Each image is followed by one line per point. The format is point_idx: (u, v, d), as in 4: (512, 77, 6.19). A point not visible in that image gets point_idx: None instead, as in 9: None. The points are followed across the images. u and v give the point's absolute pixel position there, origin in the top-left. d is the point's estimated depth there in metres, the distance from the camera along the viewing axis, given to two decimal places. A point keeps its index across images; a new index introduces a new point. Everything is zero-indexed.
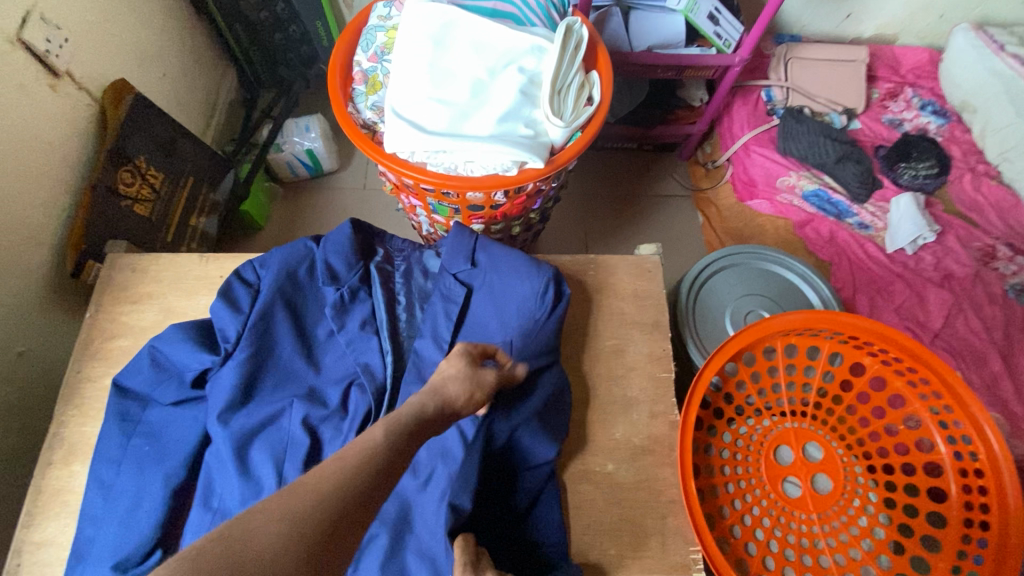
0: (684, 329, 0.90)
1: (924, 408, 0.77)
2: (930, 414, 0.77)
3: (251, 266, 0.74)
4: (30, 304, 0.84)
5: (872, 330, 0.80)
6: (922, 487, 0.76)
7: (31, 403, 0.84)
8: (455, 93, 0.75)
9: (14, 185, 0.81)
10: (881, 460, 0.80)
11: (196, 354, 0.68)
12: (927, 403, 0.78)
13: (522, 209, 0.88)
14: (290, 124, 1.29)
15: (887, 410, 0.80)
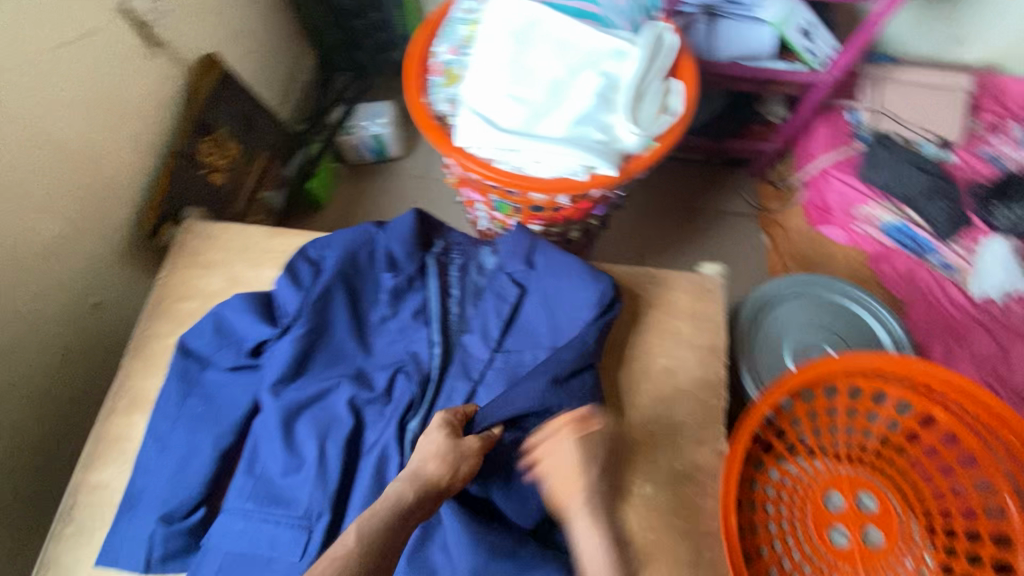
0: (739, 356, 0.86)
1: (1000, 473, 0.71)
2: (1006, 481, 0.71)
3: (316, 245, 0.76)
4: (109, 258, 0.89)
5: (950, 382, 0.74)
6: (987, 559, 0.70)
7: (102, 350, 0.90)
8: (532, 92, 0.74)
9: (107, 145, 0.86)
10: (942, 522, 0.74)
11: (257, 325, 0.70)
12: (1004, 468, 0.71)
13: (584, 215, 0.87)
14: (363, 108, 1.34)
15: (956, 470, 0.74)
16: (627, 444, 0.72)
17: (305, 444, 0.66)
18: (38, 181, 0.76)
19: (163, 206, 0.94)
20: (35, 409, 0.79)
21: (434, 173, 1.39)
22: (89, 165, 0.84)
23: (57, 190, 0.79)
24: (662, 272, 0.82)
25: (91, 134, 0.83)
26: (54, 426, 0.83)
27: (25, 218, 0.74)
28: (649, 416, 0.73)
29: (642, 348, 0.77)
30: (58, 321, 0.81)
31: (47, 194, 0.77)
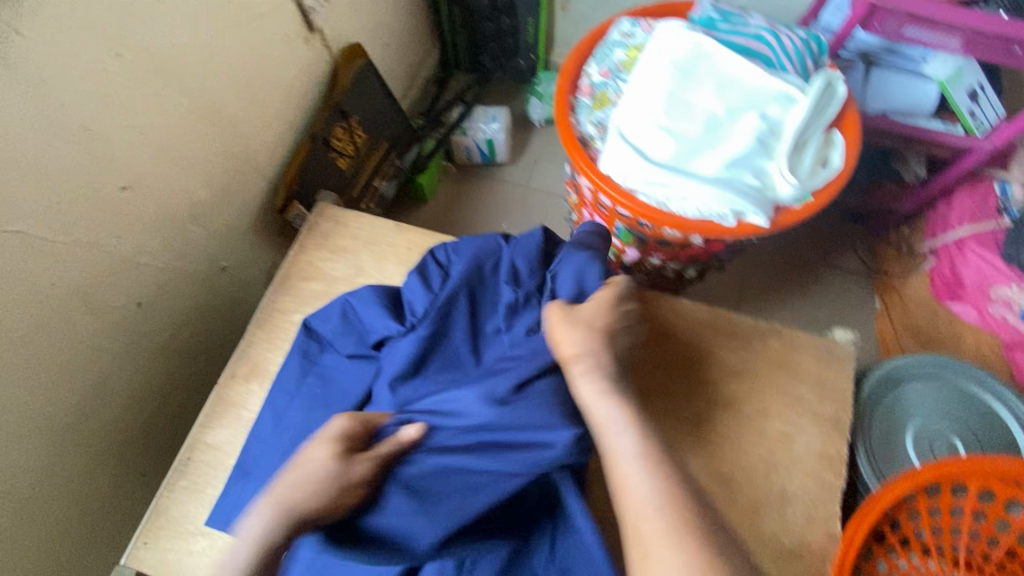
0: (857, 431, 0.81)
1: None
2: None
3: (445, 249, 0.77)
4: (242, 227, 0.93)
5: None
6: None
7: (222, 313, 0.94)
8: (688, 127, 0.71)
9: (260, 121, 0.90)
10: None
11: (383, 319, 0.71)
12: None
13: (709, 256, 0.83)
14: (480, 111, 1.34)
15: None
16: (733, 508, 0.67)
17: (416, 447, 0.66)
18: (201, 149, 0.80)
19: (295, 185, 0.99)
20: (160, 360, 0.84)
21: (537, 184, 1.38)
22: (243, 138, 0.88)
23: (214, 158, 0.83)
24: (789, 330, 0.77)
25: (249, 110, 0.87)
26: (172, 378, 0.87)
27: (185, 181, 0.79)
28: (761, 482, 0.69)
29: (758, 407, 0.72)
30: (192, 281, 0.86)
31: (205, 161, 0.82)
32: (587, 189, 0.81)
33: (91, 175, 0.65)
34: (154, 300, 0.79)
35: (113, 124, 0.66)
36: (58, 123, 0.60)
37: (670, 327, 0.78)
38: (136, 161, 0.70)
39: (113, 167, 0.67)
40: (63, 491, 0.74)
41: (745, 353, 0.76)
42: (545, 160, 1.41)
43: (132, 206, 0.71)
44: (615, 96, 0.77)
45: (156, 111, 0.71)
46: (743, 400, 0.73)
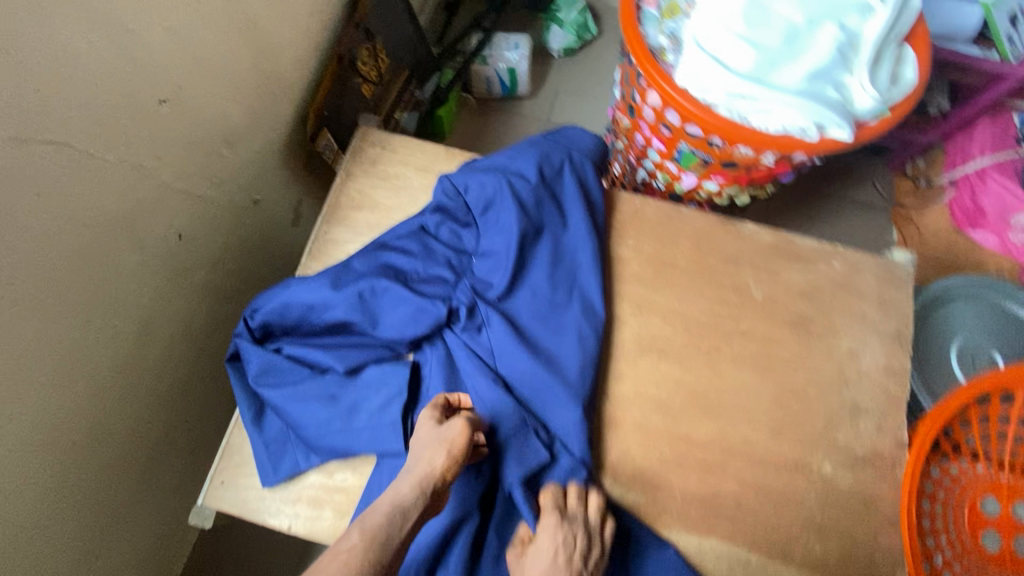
0: (915, 369, 0.80)
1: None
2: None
3: (476, 165, 0.72)
4: (271, 153, 0.86)
5: None
6: None
7: (251, 248, 0.88)
8: (769, 37, 0.68)
9: (290, 37, 0.82)
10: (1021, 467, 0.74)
11: (419, 233, 0.70)
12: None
13: (769, 179, 0.82)
14: (501, 39, 1.26)
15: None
16: (811, 423, 0.68)
17: (462, 360, 0.65)
18: (235, 63, 0.72)
19: (324, 111, 0.91)
20: (197, 300, 0.78)
21: (559, 119, 1.33)
22: (274, 55, 0.80)
23: (247, 76, 0.75)
24: (851, 251, 0.78)
25: (279, 23, 0.79)
26: (207, 321, 0.82)
27: (220, 98, 0.71)
28: (834, 396, 0.70)
29: (828, 326, 0.73)
30: (225, 213, 0.79)
31: (239, 78, 0.74)
32: (651, 109, 0.78)
33: (132, 83, 0.58)
34: (193, 232, 0.73)
35: (153, 24, 0.58)
36: (99, 17, 0.52)
37: (735, 252, 0.76)
38: (175, 71, 0.63)
39: (152, 76, 0.60)
40: (111, 438, 0.69)
41: (813, 275, 0.76)
42: (565, 93, 1.35)
43: (170, 123, 0.64)
44: (686, 7, 0.74)
45: (194, 13, 0.63)
46: (814, 320, 0.73)
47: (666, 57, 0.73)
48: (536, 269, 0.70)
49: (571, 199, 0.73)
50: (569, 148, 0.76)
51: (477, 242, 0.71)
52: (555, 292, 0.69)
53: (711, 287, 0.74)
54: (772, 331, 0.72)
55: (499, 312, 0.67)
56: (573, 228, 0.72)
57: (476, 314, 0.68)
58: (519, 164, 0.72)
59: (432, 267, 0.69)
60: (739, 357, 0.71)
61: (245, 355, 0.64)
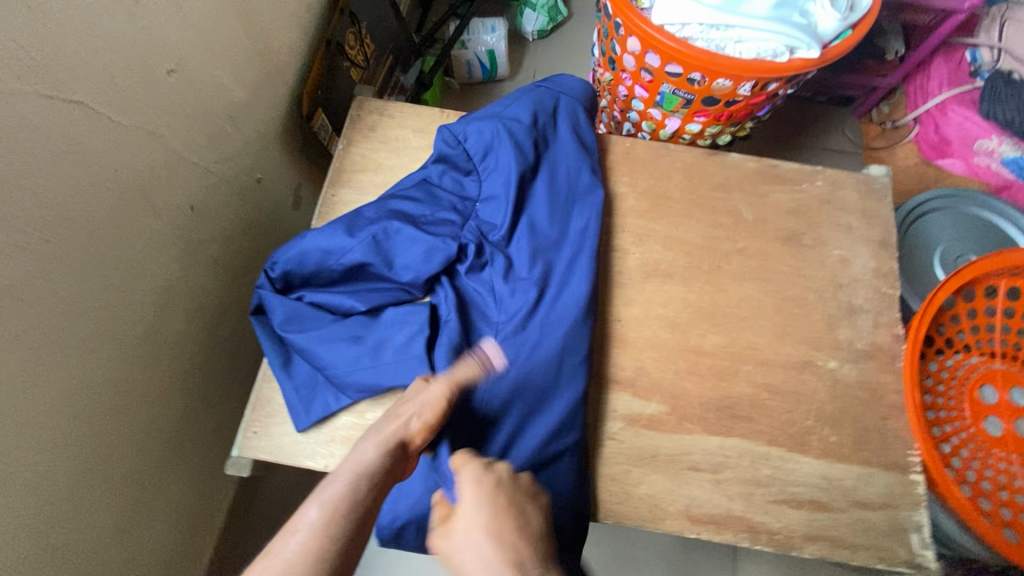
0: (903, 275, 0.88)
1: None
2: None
3: (472, 115, 0.76)
4: (272, 133, 0.89)
5: None
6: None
7: (258, 227, 0.90)
8: None
9: (281, 19, 0.85)
10: (1013, 354, 0.79)
11: (424, 183, 0.73)
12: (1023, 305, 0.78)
13: (748, 114, 0.87)
14: (477, 23, 1.31)
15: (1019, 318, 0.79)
16: (811, 325, 0.73)
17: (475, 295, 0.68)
18: (233, 40, 0.75)
19: (318, 92, 0.95)
20: (212, 274, 0.80)
21: None
22: (268, 35, 0.83)
23: (245, 54, 0.78)
24: (832, 171, 0.82)
25: (271, 5, 0.82)
26: (222, 297, 0.84)
27: (221, 73, 0.74)
28: (831, 300, 0.74)
29: (818, 239, 0.77)
30: (233, 189, 0.81)
31: (239, 56, 0.77)
32: (632, 55, 0.83)
33: (143, 53, 0.61)
34: (203, 204, 0.75)
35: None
36: None
37: (723, 180, 0.81)
38: (180, 43, 0.66)
39: (160, 46, 0.63)
40: (139, 408, 0.71)
41: (799, 195, 0.80)
42: (543, 73, 1.41)
43: (178, 94, 0.67)
44: None
45: None
46: (803, 234, 0.78)
47: (641, 2, 0.77)
48: (538, 206, 0.72)
49: (564, 141, 0.77)
50: (559, 94, 0.79)
51: (479, 187, 0.74)
52: (558, 225, 0.72)
53: (705, 213, 0.78)
54: (767, 247, 0.77)
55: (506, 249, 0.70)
56: (568, 167, 0.75)
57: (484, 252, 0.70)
58: (512, 111, 0.75)
59: (436, 211, 0.71)
60: (739, 273, 0.75)
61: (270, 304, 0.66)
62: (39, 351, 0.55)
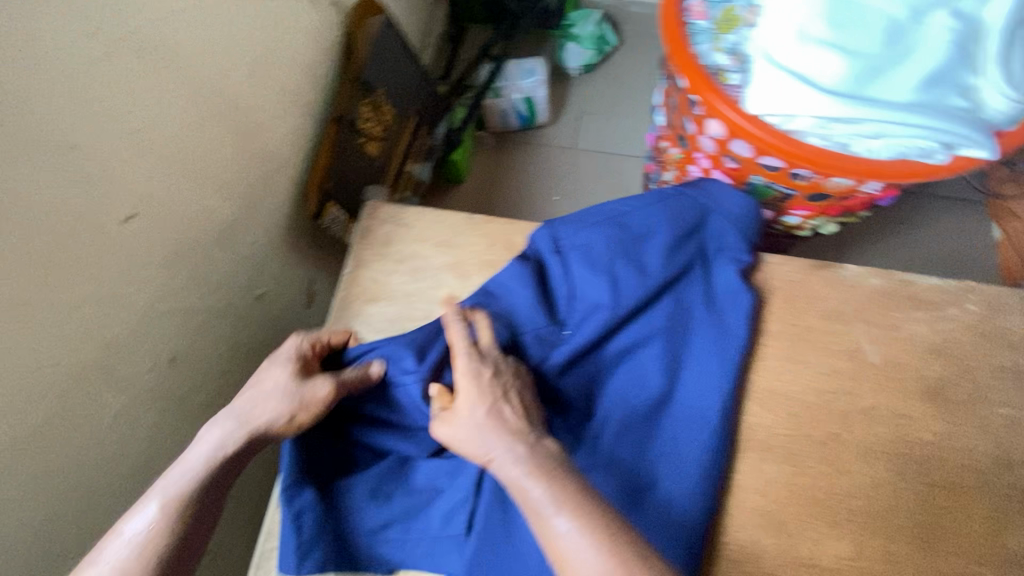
0: None
1: None
2: None
3: (608, 212, 0.59)
4: (274, 239, 0.76)
5: None
6: None
7: (262, 346, 0.78)
8: (862, 40, 0.54)
9: (277, 109, 0.72)
10: None
11: (535, 314, 0.55)
12: None
13: (862, 207, 0.66)
14: (512, 66, 1.15)
15: None
16: (970, 526, 0.53)
17: None
18: (213, 152, 0.62)
19: (326, 183, 0.82)
20: (203, 421, 0.68)
21: (586, 145, 1.21)
22: (261, 131, 0.70)
23: (229, 161, 0.65)
24: (987, 287, 0.61)
25: (261, 94, 0.69)
26: None
27: (202, 195, 0.61)
28: (994, 487, 0.54)
29: (975, 392, 0.57)
30: (227, 318, 0.69)
31: (219, 168, 0.64)
32: (711, 139, 0.64)
33: (86, 206, 0.48)
34: (187, 350, 0.63)
35: (105, 131, 0.48)
36: (21, 138, 0.42)
37: (839, 306, 0.61)
38: (143, 179, 0.53)
39: (108, 192, 0.50)
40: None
41: (942, 326, 0.60)
42: (589, 116, 1.22)
43: (142, 243, 0.55)
44: (746, 13, 0.60)
45: (155, 111, 0.53)
46: (954, 386, 0.57)
47: (727, 77, 0.59)
48: (652, 342, 0.57)
49: (702, 270, 0.59)
50: (707, 211, 0.60)
51: (572, 314, 0.56)
52: (671, 383, 0.56)
53: (813, 354, 0.59)
54: (901, 406, 0.57)
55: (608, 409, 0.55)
56: (717, 305, 0.58)
57: (566, 392, 0.56)
58: (682, 256, 0.58)
59: (520, 336, 0.55)
60: (863, 445, 0.56)
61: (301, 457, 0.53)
62: None
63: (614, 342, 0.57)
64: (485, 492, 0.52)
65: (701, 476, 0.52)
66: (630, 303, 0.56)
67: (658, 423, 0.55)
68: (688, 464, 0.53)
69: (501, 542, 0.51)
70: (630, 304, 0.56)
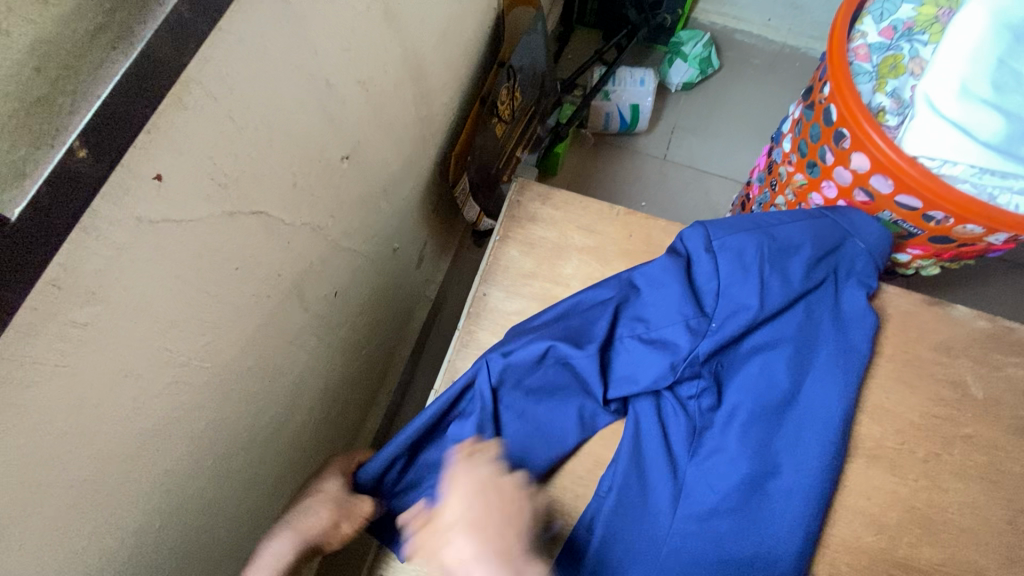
0: None
1: None
2: None
3: (758, 223, 0.65)
4: (414, 199, 0.81)
5: None
6: None
7: (385, 297, 0.82)
8: (1019, 105, 0.61)
9: (446, 79, 0.77)
10: None
11: (684, 303, 0.61)
12: None
13: (971, 255, 0.72)
14: (624, 73, 1.21)
15: None
16: None
17: (680, 430, 0.60)
18: (403, 110, 0.67)
19: (464, 155, 0.87)
20: (338, 357, 0.73)
21: (676, 157, 1.26)
22: (432, 98, 0.74)
23: (409, 120, 0.70)
24: None
25: (441, 63, 0.73)
26: (343, 375, 0.77)
27: (387, 147, 0.66)
28: None
29: None
30: (372, 265, 0.74)
31: (402, 125, 0.68)
32: (851, 172, 0.68)
33: (326, 140, 0.53)
34: (344, 288, 0.68)
35: (353, 76, 0.53)
36: (311, 72, 0.47)
37: (948, 340, 0.67)
38: (360, 124, 0.58)
39: (341, 130, 0.55)
40: (258, 522, 0.63)
41: None
42: (683, 130, 1.28)
43: (346, 182, 0.59)
44: (911, 63, 0.65)
45: (382, 64, 0.58)
46: None
47: (885, 119, 0.64)
48: (785, 345, 0.62)
49: (834, 287, 0.65)
50: (846, 235, 0.66)
51: (716, 308, 0.62)
52: (799, 384, 0.61)
53: (922, 379, 0.65)
54: (997, 438, 0.63)
55: (739, 397, 0.61)
56: (844, 320, 0.64)
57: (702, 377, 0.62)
58: (820, 272, 0.64)
59: (670, 321, 0.61)
60: (962, 467, 0.61)
61: (469, 395, 0.60)
62: (175, 491, 0.47)
63: (749, 338, 0.63)
64: (623, 453, 0.59)
65: (821, 471, 0.58)
66: (772, 306, 0.62)
67: (784, 417, 0.60)
68: (812, 457, 0.58)
69: (636, 496, 0.58)
70: (771, 306, 0.62)
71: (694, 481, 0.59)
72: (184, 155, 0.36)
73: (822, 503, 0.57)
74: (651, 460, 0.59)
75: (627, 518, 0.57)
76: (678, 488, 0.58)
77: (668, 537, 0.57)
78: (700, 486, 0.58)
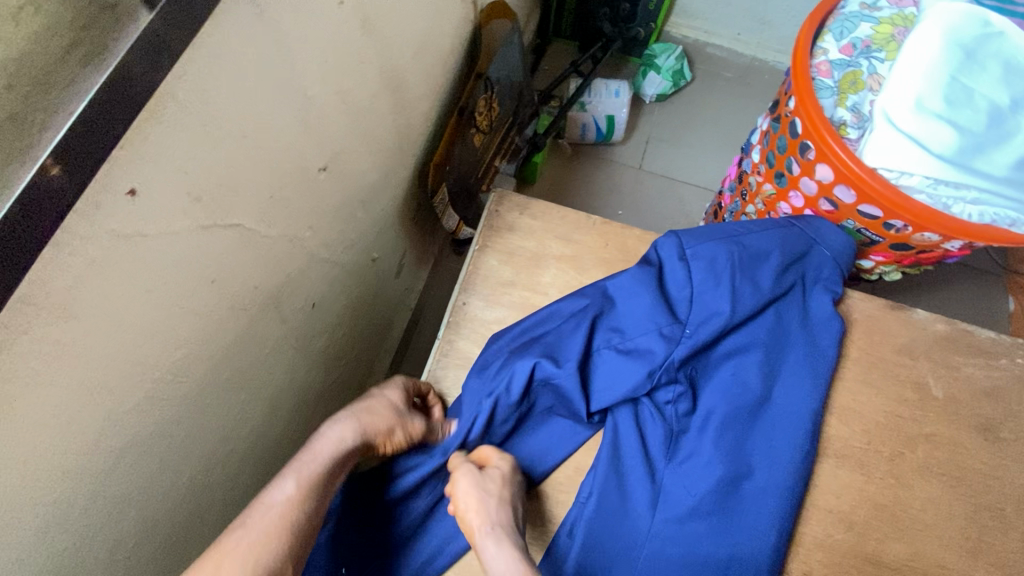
0: None
1: None
2: None
3: (727, 232, 0.67)
4: (393, 209, 0.81)
5: None
6: None
7: (364, 307, 0.82)
8: (971, 118, 0.64)
9: (423, 90, 0.77)
10: None
11: (657, 311, 0.62)
12: None
13: (928, 261, 0.76)
14: (599, 85, 1.23)
15: None
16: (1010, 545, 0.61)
17: (656, 437, 0.62)
18: (381, 121, 0.67)
19: (443, 165, 0.87)
20: (315, 368, 0.72)
21: (651, 167, 1.29)
22: (410, 109, 0.75)
23: (387, 131, 0.70)
24: None
25: (419, 74, 0.74)
26: (321, 386, 0.76)
27: (365, 158, 0.66)
28: None
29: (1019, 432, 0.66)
30: (350, 276, 0.74)
31: (380, 136, 0.68)
32: (815, 182, 0.71)
33: (303, 152, 0.53)
34: (322, 299, 0.67)
35: (330, 88, 0.54)
36: (287, 84, 0.47)
37: (909, 343, 0.70)
38: (337, 135, 0.58)
39: (318, 142, 0.55)
40: None
41: (995, 373, 0.69)
42: (657, 140, 1.31)
43: (323, 193, 0.59)
44: (869, 79, 0.68)
45: (360, 76, 0.59)
46: (1001, 424, 0.66)
47: (847, 132, 0.67)
48: (755, 350, 0.64)
49: (801, 293, 0.67)
50: (812, 243, 0.68)
51: (689, 315, 0.63)
52: (770, 388, 0.63)
53: (885, 381, 0.67)
54: (956, 435, 0.65)
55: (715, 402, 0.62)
56: (811, 325, 0.66)
57: (677, 383, 0.63)
58: (788, 279, 0.66)
59: (645, 329, 0.62)
60: (924, 464, 0.64)
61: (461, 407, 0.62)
62: (148, 509, 0.46)
63: (721, 345, 0.65)
64: (602, 462, 0.60)
65: (793, 472, 0.59)
66: (743, 313, 0.63)
67: (757, 420, 0.62)
68: (784, 460, 0.60)
69: (616, 503, 0.59)
70: (742, 313, 0.64)
71: (671, 486, 0.60)
72: (158, 168, 0.36)
73: (794, 504, 0.59)
74: (630, 466, 0.60)
75: (607, 523, 0.58)
76: (656, 494, 0.60)
77: (649, 542, 0.58)
78: (677, 491, 0.59)
